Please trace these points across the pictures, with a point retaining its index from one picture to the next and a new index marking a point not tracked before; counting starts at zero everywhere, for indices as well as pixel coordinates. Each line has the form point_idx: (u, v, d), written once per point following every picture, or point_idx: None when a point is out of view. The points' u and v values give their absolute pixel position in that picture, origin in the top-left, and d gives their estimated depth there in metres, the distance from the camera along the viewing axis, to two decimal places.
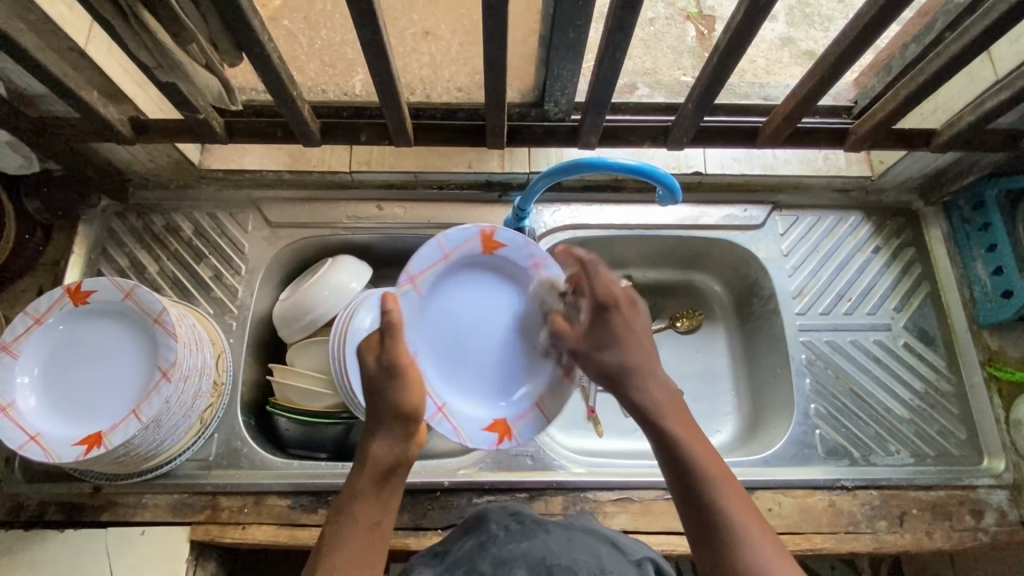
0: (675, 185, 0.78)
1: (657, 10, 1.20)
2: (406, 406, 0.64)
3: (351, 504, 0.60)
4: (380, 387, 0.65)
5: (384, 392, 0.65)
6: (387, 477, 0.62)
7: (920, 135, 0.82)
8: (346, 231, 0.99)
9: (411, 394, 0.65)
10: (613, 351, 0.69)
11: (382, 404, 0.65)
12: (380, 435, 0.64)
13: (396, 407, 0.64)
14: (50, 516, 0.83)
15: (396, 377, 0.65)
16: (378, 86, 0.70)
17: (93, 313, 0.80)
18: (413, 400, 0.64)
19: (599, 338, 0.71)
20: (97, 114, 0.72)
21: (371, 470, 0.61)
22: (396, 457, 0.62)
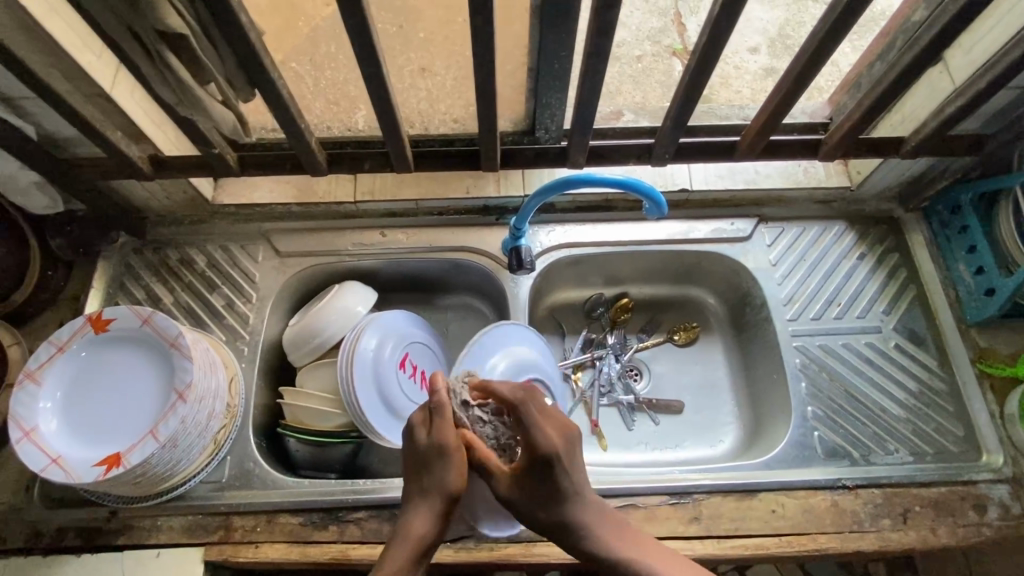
0: (660, 198, 0.83)
1: (644, 49, 1.27)
2: (451, 488, 0.66)
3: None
4: (427, 463, 0.67)
5: (431, 467, 0.66)
6: (423, 554, 0.63)
7: (890, 143, 0.87)
8: (351, 258, 1.04)
9: (455, 474, 0.66)
10: (551, 507, 0.65)
11: (428, 482, 0.66)
12: (425, 511, 0.65)
13: (442, 488, 0.65)
14: (68, 541, 0.84)
15: (443, 458, 0.66)
16: (380, 118, 0.76)
17: (112, 341, 0.84)
18: (457, 480, 0.66)
19: (533, 491, 0.66)
20: (121, 153, 0.78)
21: (411, 545, 0.62)
22: (433, 538, 0.64)
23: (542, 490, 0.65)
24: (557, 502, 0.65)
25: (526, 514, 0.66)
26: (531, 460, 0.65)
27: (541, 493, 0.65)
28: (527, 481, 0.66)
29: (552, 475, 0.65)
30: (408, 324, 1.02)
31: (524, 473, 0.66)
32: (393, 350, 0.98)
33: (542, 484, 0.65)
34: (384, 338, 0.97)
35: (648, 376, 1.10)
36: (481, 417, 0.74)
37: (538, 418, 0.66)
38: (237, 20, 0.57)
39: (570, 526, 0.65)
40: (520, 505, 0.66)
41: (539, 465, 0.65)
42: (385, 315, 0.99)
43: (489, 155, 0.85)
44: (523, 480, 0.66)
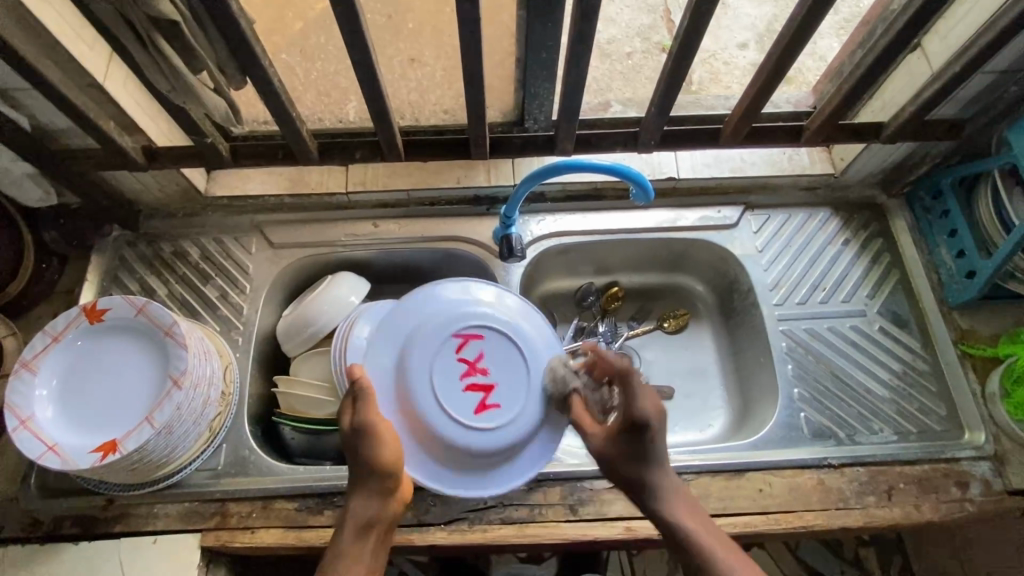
0: (646, 183, 0.85)
1: (634, 46, 1.27)
2: (381, 461, 0.70)
3: (336, 555, 0.68)
4: (355, 446, 0.72)
5: (358, 446, 0.71)
6: (368, 529, 0.70)
7: (871, 127, 0.89)
8: (344, 248, 1.05)
9: (381, 452, 0.71)
10: (638, 469, 0.71)
11: (359, 462, 0.72)
12: (363, 491, 0.71)
13: (371, 464, 0.70)
14: (65, 529, 0.85)
15: (367, 437, 0.71)
16: (370, 106, 0.77)
17: (107, 329, 0.85)
18: (384, 457, 0.71)
19: (626, 449, 0.72)
20: (114, 143, 0.79)
21: (355, 522, 0.69)
22: (374, 512, 0.70)
23: (636, 448, 0.71)
24: (642, 463, 0.71)
25: (611, 471, 0.74)
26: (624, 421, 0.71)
27: (629, 451, 0.72)
28: (623, 438, 0.72)
29: (645, 438, 0.70)
30: None
31: (619, 432, 0.73)
32: None
33: (636, 444, 0.71)
34: None
35: (638, 363, 1.11)
36: (588, 386, 0.84)
37: (642, 387, 0.71)
38: (228, 8, 0.58)
39: (649, 487, 0.70)
40: (613, 463, 0.73)
41: (628, 428, 0.71)
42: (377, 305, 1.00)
43: (478, 143, 0.86)
44: (617, 439, 0.73)
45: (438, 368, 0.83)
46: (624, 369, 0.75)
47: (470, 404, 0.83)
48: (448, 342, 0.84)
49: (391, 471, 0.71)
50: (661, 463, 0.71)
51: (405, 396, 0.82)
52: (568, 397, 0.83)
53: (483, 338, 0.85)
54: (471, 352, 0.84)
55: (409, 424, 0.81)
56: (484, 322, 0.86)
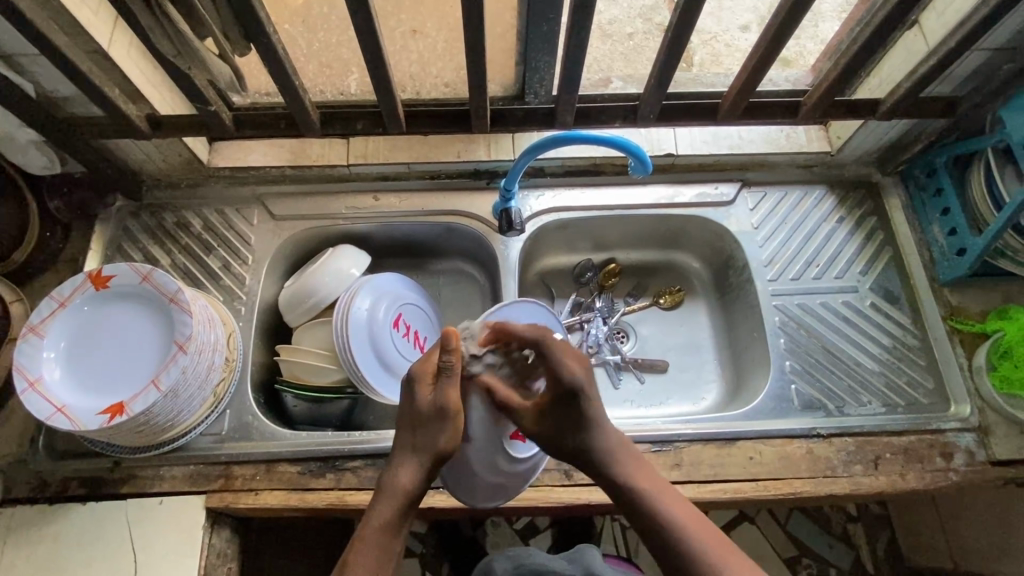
0: (645, 156, 0.85)
1: (635, 27, 1.26)
2: (443, 449, 0.69)
3: (375, 530, 0.66)
4: (424, 420, 0.69)
5: (429, 426, 0.69)
6: (411, 504, 0.68)
7: (866, 104, 0.90)
8: (345, 221, 1.06)
9: (448, 438, 0.69)
10: (577, 437, 0.71)
11: (420, 439, 0.69)
12: (414, 466, 0.68)
13: (434, 449, 0.68)
14: (72, 490, 0.87)
15: (442, 419, 0.69)
16: (372, 74, 0.78)
17: (113, 296, 0.86)
18: (448, 444, 0.69)
19: (562, 423, 0.72)
20: (119, 110, 0.80)
21: (396, 499, 0.67)
22: (421, 489, 0.68)
23: (569, 419, 0.71)
24: (580, 432, 0.71)
25: (548, 445, 0.73)
26: (560, 393, 0.70)
27: (564, 422, 0.71)
28: (552, 414, 0.72)
29: (578, 408, 0.70)
30: (401, 286, 1.05)
31: (548, 406, 0.72)
32: (387, 310, 1.00)
33: (568, 414, 0.71)
34: (377, 299, 1.00)
35: (634, 338, 1.13)
36: (492, 361, 0.76)
37: (563, 353, 0.71)
38: None
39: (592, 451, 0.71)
40: (548, 438, 0.72)
41: (563, 397, 0.70)
42: (377, 277, 1.02)
43: (480, 114, 0.88)
44: (549, 413, 0.72)
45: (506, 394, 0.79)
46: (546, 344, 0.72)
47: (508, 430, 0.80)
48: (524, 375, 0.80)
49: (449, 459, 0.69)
50: (601, 426, 0.72)
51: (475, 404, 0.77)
52: (478, 378, 0.76)
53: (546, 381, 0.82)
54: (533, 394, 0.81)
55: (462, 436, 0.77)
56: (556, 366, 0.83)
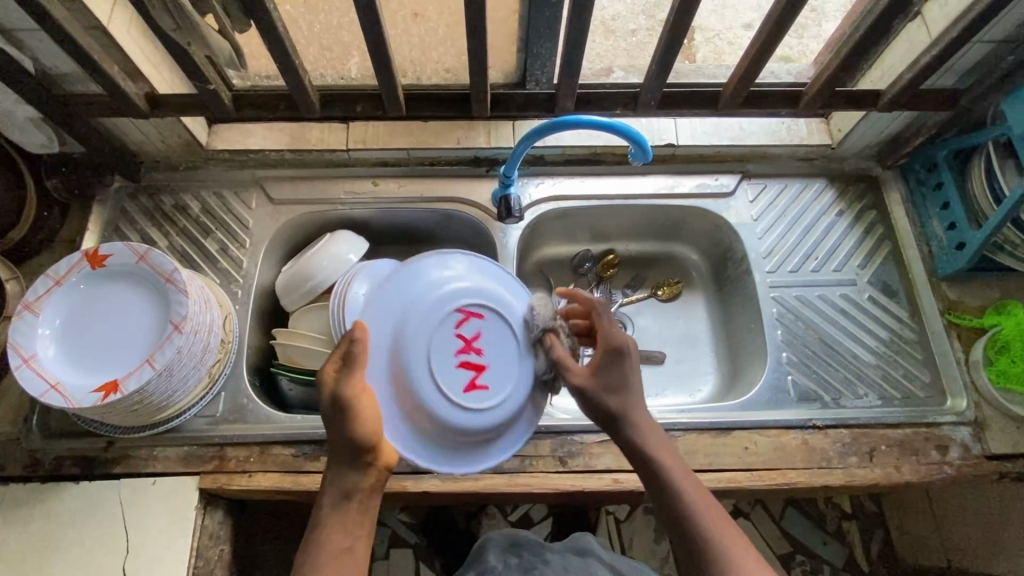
0: (646, 143, 0.85)
1: (639, 22, 1.22)
2: (358, 439, 0.65)
3: (317, 526, 0.64)
4: (331, 418, 0.66)
5: (336, 423, 0.66)
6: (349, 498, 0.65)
7: (868, 96, 0.90)
8: (344, 206, 1.06)
9: (359, 428, 0.65)
10: (617, 396, 0.72)
11: (335, 436, 0.66)
12: (340, 462, 0.66)
13: (347, 440, 0.65)
14: (66, 469, 0.87)
15: (341, 411, 0.66)
16: (373, 56, 0.78)
17: (109, 275, 0.86)
18: (361, 433, 0.65)
19: (608, 380, 0.73)
20: (118, 88, 0.79)
21: (336, 497, 0.65)
22: (354, 480, 0.65)
23: (614, 376, 0.73)
24: (624, 394, 0.72)
25: (591, 403, 0.73)
26: (606, 348, 0.73)
27: (607, 379, 0.73)
28: (601, 367, 0.73)
29: (622, 364, 0.73)
30: None
31: (598, 362, 0.74)
32: None
33: (614, 373, 0.73)
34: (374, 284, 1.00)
35: (631, 329, 1.13)
36: (565, 327, 0.82)
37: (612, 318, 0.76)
38: None
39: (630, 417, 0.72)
40: (592, 392, 0.73)
41: (608, 354, 0.73)
42: (375, 263, 1.01)
43: (480, 99, 0.88)
44: (597, 370, 0.73)
45: (433, 341, 0.76)
46: (602, 308, 0.79)
47: (458, 380, 0.76)
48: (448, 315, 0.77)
49: (366, 446, 0.66)
50: (636, 394, 0.73)
51: (393, 360, 0.74)
52: (546, 334, 0.79)
53: (484, 318, 0.79)
54: (470, 330, 0.78)
55: (397, 394, 0.74)
56: (489, 301, 0.79)
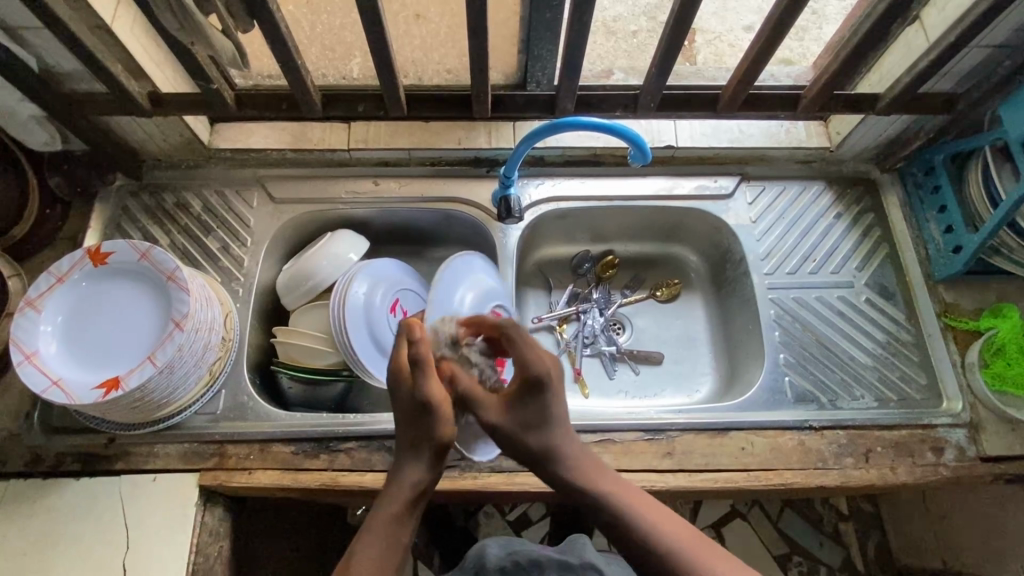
0: (645, 145, 0.85)
1: (640, 23, 1.22)
2: (440, 439, 0.66)
3: (378, 524, 0.64)
4: (418, 415, 0.66)
5: (419, 423, 0.66)
6: (418, 498, 0.66)
7: (865, 100, 0.90)
8: (345, 205, 1.06)
9: (441, 429, 0.66)
10: (538, 434, 0.66)
11: (417, 432, 0.66)
12: (416, 458, 0.67)
13: (429, 439, 0.66)
14: (67, 465, 0.88)
15: (431, 411, 0.65)
16: (374, 56, 0.79)
17: (111, 272, 0.87)
18: (445, 434, 0.66)
19: (525, 416, 0.67)
20: (121, 87, 0.80)
21: (404, 495, 0.65)
22: (426, 480, 0.66)
23: (535, 412, 0.66)
24: (545, 429, 0.66)
25: (510, 443, 0.67)
26: (521, 382, 0.66)
27: (528, 415, 0.67)
28: (516, 404, 0.67)
29: (544, 399, 0.66)
30: (400, 272, 1.06)
31: (514, 398, 0.67)
32: (384, 295, 1.01)
33: (532, 407, 0.67)
34: (374, 283, 1.00)
35: (630, 329, 1.14)
36: (474, 350, 0.76)
37: (527, 342, 0.67)
38: None
39: (556, 454, 0.66)
40: (511, 430, 0.67)
41: (525, 386, 0.66)
42: (375, 262, 1.02)
43: (480, 100, 0.88)
44: (512, 407, 0.67)
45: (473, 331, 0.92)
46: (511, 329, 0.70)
47: None
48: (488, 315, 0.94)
49: (445, 447, 0.67)
50: (560, 428, 0.67)
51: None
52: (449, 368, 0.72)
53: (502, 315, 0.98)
54: (400, 309, 1.03)
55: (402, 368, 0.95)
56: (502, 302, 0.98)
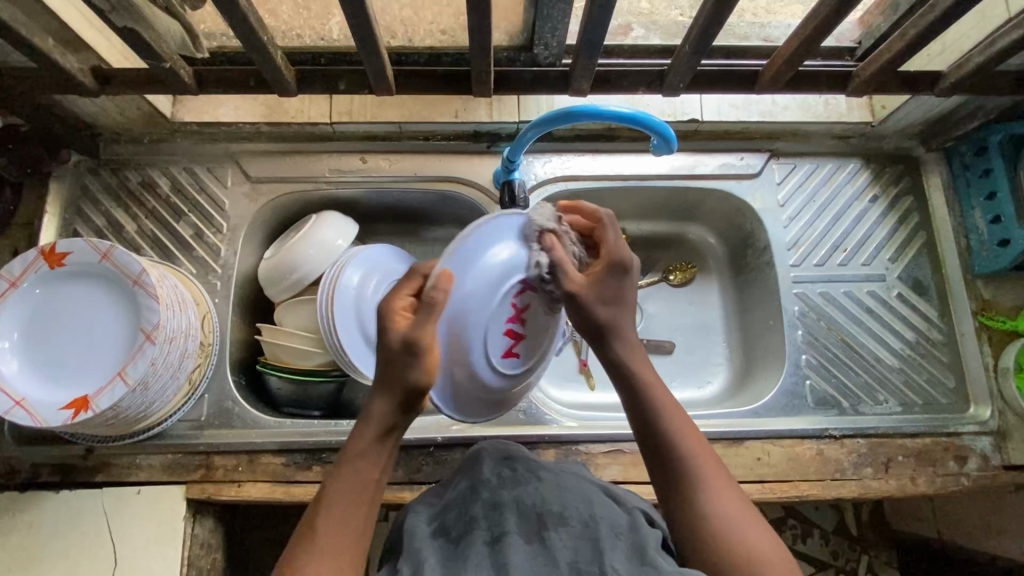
0: (670, 132, 0.75)
1: None
2: (416, 384, 0.58)
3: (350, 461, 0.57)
4: (396, 358, 0.58)
5: (397, 363, 0.58)
6: (388, 436, 0.59)
7: (927, 78, 0.78)
8: (329, 185, 0.95)
9: (429, 373, 0.58)
10: (611, 308, 0.65)
11: (393, 372, 0.58)
12: (387, 397, 0.58)
13: (404, 383, 0.58)
14: (44, 477, 0.83)
15: (416, 357, 0.57)
16: (355, 30, 0.66)
17: (69, 275, 0.78)
18: (428, 381, 0.58)
19: (604, 292, 0.65)
20: (58, 65, 0.68)
21: (372, 428, 0.58)
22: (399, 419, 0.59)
23: (615, 294, 0.65)
24: (620, 308, 0.65)
25: (582, 312, 0.65)
26: (613, 264, 0.65)
27: (610, 292, 0.65)
28: (602, 278, 0.65)
29: (626, 281, 0.66)
30: (393, 259, 0.96)
31: (598, 274, 0.65)
32: (377, 287, 0.91)
33: (614, 287, 0.65)
34: (367, 274, 0.91)
35: (640, 316, 1.06)
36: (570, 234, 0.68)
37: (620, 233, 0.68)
38: None
39: (620, 334, 0.65)
40: (587, 301, 0.64)
41: (616, 269, 0.65)
42: (369, 249, 0.92)
43: (481, 79, 0.77)
44: (598, 281, 0.65)
45: (494, 312, 0.64)
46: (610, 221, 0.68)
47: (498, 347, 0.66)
48: (508, 290, 0.64)
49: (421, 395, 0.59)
50: (629, 311, 0.66)
51: (449, 325, 0.62)
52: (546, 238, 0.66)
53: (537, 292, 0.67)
54: (524, 301, 0.66)
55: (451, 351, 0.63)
56: (537, 266, 0.66)
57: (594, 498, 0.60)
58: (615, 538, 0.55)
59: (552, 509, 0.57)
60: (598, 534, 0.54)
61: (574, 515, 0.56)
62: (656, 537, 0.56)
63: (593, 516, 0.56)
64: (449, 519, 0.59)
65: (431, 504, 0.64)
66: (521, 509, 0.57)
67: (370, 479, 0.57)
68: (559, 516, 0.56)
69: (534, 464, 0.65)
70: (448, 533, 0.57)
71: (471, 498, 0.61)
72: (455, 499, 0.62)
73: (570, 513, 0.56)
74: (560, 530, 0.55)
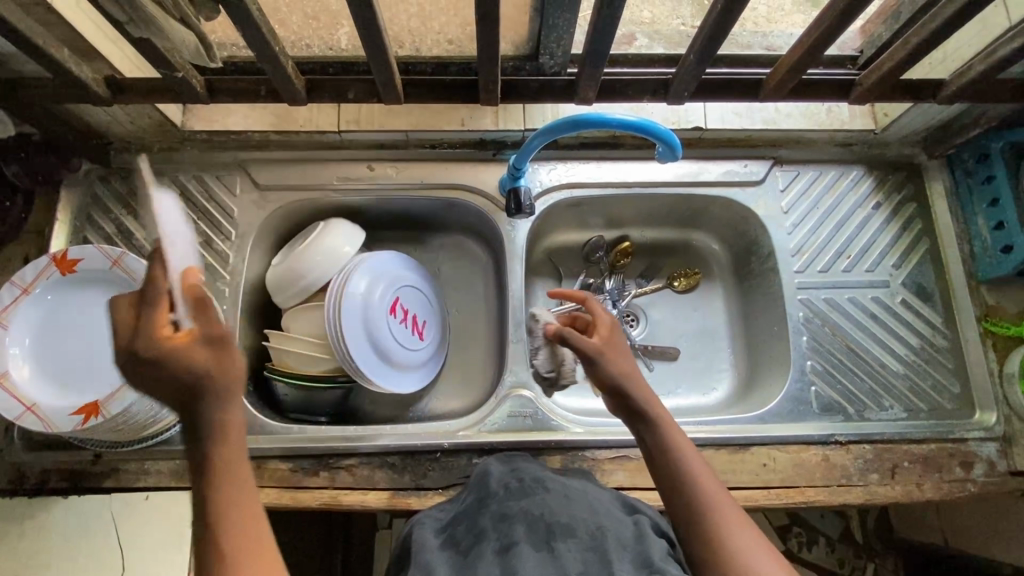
0: (675, 141, 0.76)
1: None
2: (203, 377, 0.49)
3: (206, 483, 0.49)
4: (162, 371, 0.49)
5: (166, 373, 0.49)
6: (225, 446, 0.50)
7: (929, 86, 0.79)
8: (336, 193, 0.96)
9: (207, 367, 0.50)
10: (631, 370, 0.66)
11: (169, 383, 0.49)
12: (188, 414, 0.50)
13: (189, 385, 0.49)
14: (52, 483, 0.84)
15: (181, 358, 0.49)
16: (365, 40, 0.67)
17: (82, 282, 0.79)
18: (212, 369, 0.50)
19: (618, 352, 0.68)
20: (72, 75, 0.69)
21: (204, 445, 0.50)
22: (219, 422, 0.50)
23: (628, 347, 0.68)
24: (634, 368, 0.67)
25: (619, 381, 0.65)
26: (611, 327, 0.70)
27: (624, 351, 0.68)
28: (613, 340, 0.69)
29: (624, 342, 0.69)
30: (402, 267, 0.97)
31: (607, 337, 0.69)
32: (384, 294, 0.92)
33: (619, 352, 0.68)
34: (374, 281, 0.92)
35: (643, 322, 1.07)
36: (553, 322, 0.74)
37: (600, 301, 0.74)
38: None
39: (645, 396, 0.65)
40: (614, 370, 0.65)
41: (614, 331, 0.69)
42: (376, 256, 0.94)
43: (487, 87, 0.78)
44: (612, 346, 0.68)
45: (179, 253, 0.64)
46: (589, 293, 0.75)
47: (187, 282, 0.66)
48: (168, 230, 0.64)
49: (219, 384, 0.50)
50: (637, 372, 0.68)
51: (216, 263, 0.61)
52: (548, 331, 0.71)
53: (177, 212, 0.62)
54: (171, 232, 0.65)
55: None
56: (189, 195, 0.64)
57: (601, 512, 0.60)
58: (621, 550, 0.55)
59: (560, 521, 0.57)
60: (605, 546, 0.55)
61: (582, 527, 0.57)
62: (661, 547, 0.56)
63: (600, 529, 0.57)
64: (459, 531, 0.60)
65: (440, 517, 0.65)
66: (530, 520, 0.57)
67: (224, 480, 0.50)
68: (567, 527, 0.56)
69: (541, 475, 0.65)
70: (457, 544, 0.58)
71: (480, 511, 0.62)
72: (465, 511, 0.63)
73: (577, 525, 0.57)
74: (568, 540, 0.55)
